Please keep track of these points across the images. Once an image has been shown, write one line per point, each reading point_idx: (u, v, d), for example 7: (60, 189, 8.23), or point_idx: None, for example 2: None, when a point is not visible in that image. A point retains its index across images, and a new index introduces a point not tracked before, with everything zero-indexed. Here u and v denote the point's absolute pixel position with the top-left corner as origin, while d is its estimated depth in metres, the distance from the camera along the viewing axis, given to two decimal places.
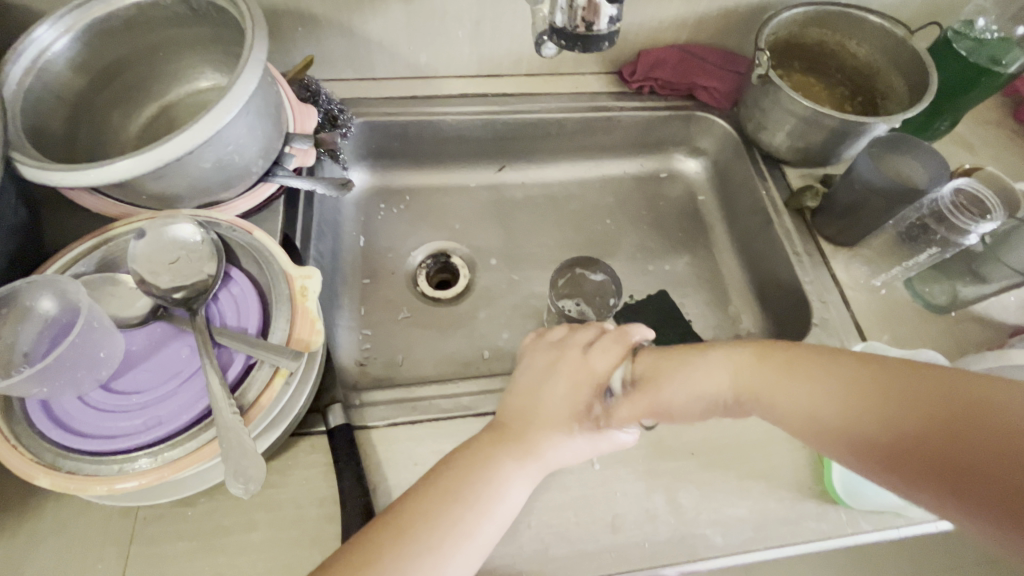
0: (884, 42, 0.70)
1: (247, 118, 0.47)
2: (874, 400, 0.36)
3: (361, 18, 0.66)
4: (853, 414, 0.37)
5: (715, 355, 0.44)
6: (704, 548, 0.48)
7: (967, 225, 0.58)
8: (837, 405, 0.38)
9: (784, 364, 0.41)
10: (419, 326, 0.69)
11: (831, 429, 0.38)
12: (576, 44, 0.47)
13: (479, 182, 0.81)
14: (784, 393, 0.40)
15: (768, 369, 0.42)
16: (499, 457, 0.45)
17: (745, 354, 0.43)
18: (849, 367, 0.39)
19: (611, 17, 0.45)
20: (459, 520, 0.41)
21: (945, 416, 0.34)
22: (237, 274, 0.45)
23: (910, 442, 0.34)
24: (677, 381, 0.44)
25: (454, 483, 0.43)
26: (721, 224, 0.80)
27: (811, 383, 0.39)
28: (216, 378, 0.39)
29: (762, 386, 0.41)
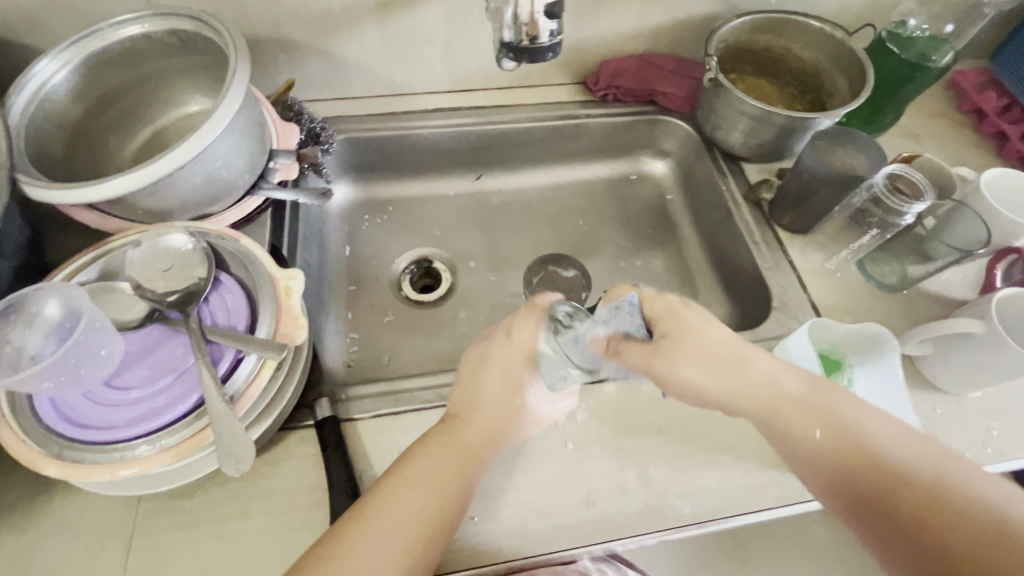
0: (825, 45, 0.75)
1: (233, 136, 0.51)
2: (910, 490, 0.40)
3: (338, 42, 0.71)
4: (879, 488, 0.41)
5: (772, 374, 0.47)
6: (673, 517, 0.51)
7: (902, 206, 0.60)
8: (867, 473, 0.42)
9: (833, 414, 0.45)
10: (403, 327, 0.73)
11: (850, 484, 0.42)
12: (522, 56, 0.52)
13: (458, 191, 0.86)
14: (826, 442, 0.44)
15: (819, 415, 0.45)
16: (437, 449, 0.48)
17: (799, 393, 0.46)
18: (899, 447, 0.43)
19: (550, 30, 0.50)
20: (419, 503, 0.44)
21: (984, 539, 0.37)
22: (226, 278, 0.49)
23: (877, 498, 0.41)
24: (708, 349, 0.47)
25: (399, 485, 0.46)
26: (688, 220, 0.84)
27: (855, 453, 0.43)
28: (208, 371, 0.42)
29: (800, 421, 0.45)
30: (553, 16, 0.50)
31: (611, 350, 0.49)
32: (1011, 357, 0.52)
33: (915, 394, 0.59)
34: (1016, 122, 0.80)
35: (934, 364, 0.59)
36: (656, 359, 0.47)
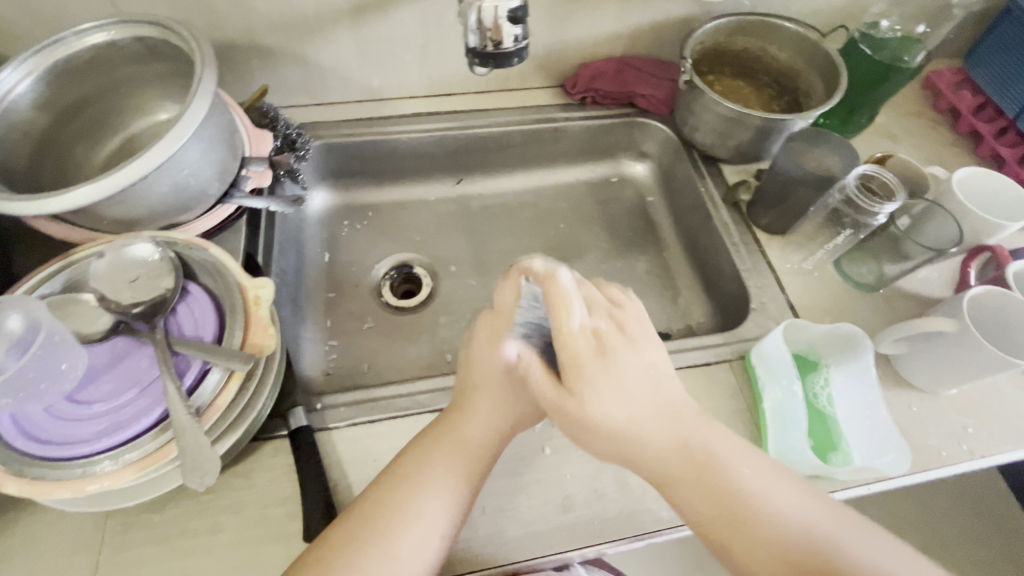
0: (801, 47, 0.75)
1: (200, 144, 0.50)
2: (788, 560, 0.38)
3: (313, 47, 0.71)
4: (752, 556, 0.39)
5: (658, 426, 0.42)
6: (651, 521, 0.51)
7: (873, 207, 0.61)
8: (741, 539, 0.39)
9: (717, 470, 0.41)
10: (383, 334, 0.73)
11: (723, 546, 0.40)
12: (489, 61, 0.52)
13: (438, 195, 0.85)
14: (705, 502, 0.40)
15: (700, 474, 0.41)
16: (454, 442, 0.48)
17: (685, 447, 0.42)
18: (784, 509, 0.40)
19: (517, 36, 0.51)
20: (413, 504, 0.44)
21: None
22: (194, 288, 0.49)
23: (755, 557, 0.38)
24: (607, 407, 0.42)
25: (426, 483, 0.45)
26: (669, 222, 0.84)
27: (732, 516, 0.40)
28: (173, 383, 0.41)
29: (683, 479, 0.41)
30: (518, 21, 0.50)
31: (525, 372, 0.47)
32: (983, 354, 0.53)
33: (892, 393, 0.60)
34: (991, 121, 0.81)
35: (910, 362, 0.59)
36: (566, 413, 0.44)
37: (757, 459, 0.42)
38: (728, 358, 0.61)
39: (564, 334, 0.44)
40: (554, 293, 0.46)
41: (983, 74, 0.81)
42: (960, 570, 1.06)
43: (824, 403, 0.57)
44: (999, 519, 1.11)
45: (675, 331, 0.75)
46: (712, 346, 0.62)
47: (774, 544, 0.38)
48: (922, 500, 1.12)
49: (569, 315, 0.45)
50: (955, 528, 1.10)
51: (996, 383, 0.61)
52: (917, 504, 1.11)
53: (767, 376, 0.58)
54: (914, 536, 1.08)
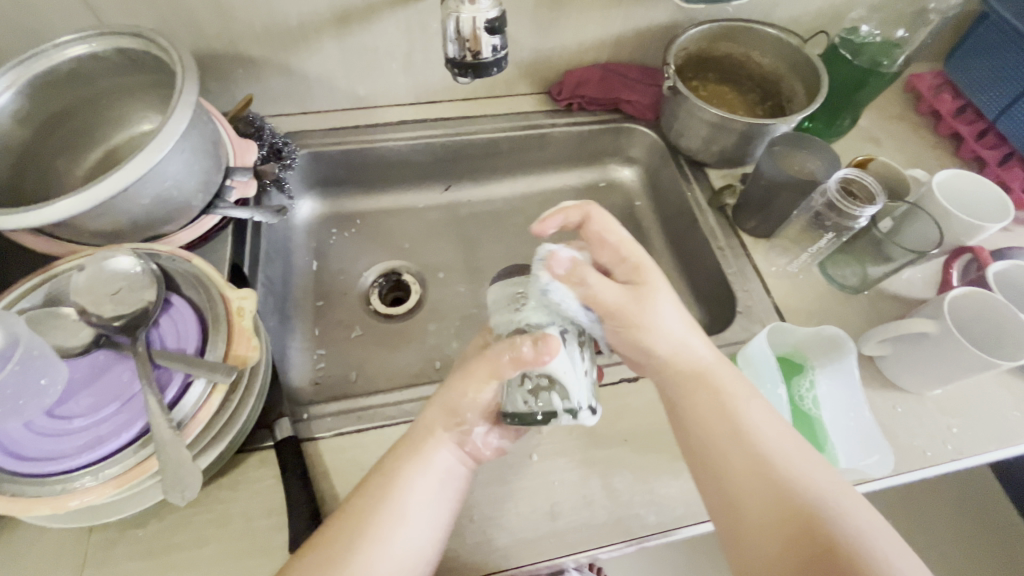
0: (783, 52, 0.76)
1: (182, 155, 0.50)
2: (758, 471, 0.44)
3: (298, 56, 0.71)
4: (732, 463, 0.45)
5: (691, 347, 0.50)
6: (639, 527, 0.51)
7: (853, 210, 0.61)
8: (725, 446, 0.45)
9: (723, 391, 0.48)
10: (371, 342, 0.72)
11: (720, 473, 0.45)
12: (469, 71, 0.52)
13: (427, 203, 0.86)
14: (707, 411, 0.47)
15: (712, 394, 0.48)
16: (421, 456, 0.47)
17: (706, 364, 0.50)
18: (770, 435, 0.45)
19: (495, 46, 0.51)
20: (378, 524, 0.43)
21: (795, 527, 0.40)
22: (177, 300, 0.48)
23: (746, 486, 0.43)
24: (657, 308, 0.50)
25: (396, 498, 0.45)
26: (656, 226, 0.85)
27: (733, 435, 0.46)
28: (154, 398, 0.41)
29: (695, 386, 0.49)
30: (496, 31, 0.51)
31: (578, 281, 0.49)
32: (964, 354, 0.53)
33: (877, 394, 0.60)
34: (972, 123, 0.82)
35: (894, 363, 0.60)
36: (629, 313, 0.49)
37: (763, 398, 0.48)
38: None
39: (620, 245, 0.53)
40: (603, 219, 0.54)
41: (965, 77, 0.81)
42: (952, 569, 1.06)
43: (810, 405, 0.58)
44: (990, 516, 1.12)
45: None
46: None
47: (767, 481, 0.43)
48: (914, 499, 1.12)
49: (619, 232, 0.53)
50: (946, 526, 1.11)
51: (980, 383, 0.61)
52: (909, 503, 1.12)
53: (753, 378, 0.58)
54: (906, 536, 1.09)
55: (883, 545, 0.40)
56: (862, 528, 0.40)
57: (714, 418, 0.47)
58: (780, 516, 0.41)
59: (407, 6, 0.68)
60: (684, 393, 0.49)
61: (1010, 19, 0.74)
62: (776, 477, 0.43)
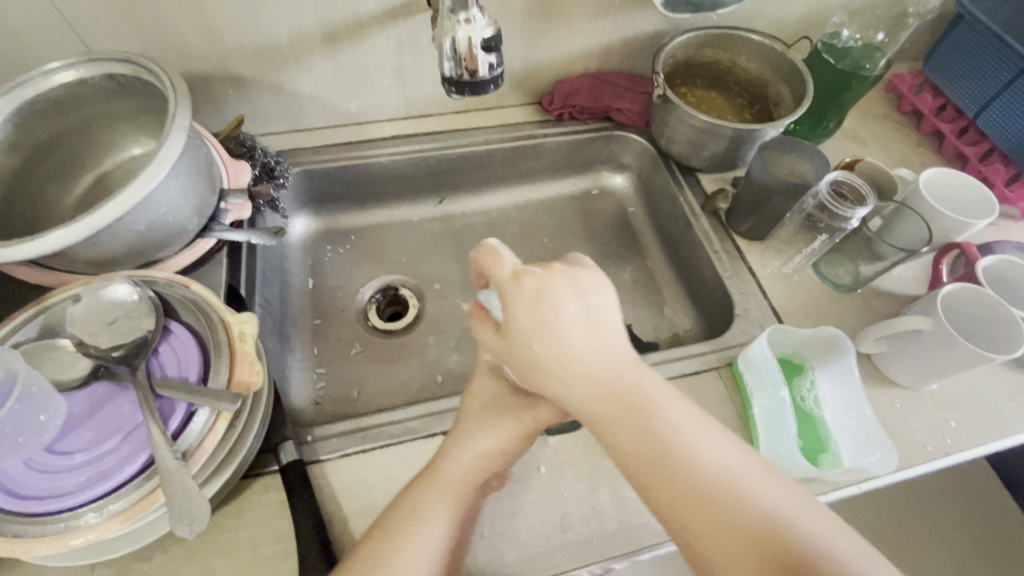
0: (767, 58, 0.78)
1: (177, 180, 0.50)
2: (702, 504, 0.38)
3: (288, 75, 0.71)
4: (670, 493, 0.39)
5: (602, 370, 0.42)
6: (649, 535, 0.51)
7: (845, 214, 0.63)
8: (669, 478, 0.40)
9: (649, 414, 0.41)
10: (372, 358, 0.72)
11: (654, 499, 0.40)
12: (465, 89, 0.53)
13: (421, 216, 0.86)
14: (626, 435, 0.41)
15: (626, 412, 0.42)
16: (444, 485, 0.46)
17: (615, 394, 0.42)
18: (697, 447, 0.40)
19: (490, 63, 0.52)
20: (402, 553, 0.42)
21: (750, 547, 0.37)
22: (176, 326, 0.48)
23: (684, 512, 0.39)
24: (547, 361, 0.42)
25: (414, 534, 0.43)
26: (651, 232, 0.85)
27: (658, 456, 0.40)
28: (157, 428, 0.40)
29: (617, 415, 0.42)
30: (491, 49, 0.51)
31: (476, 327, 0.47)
32: (958, 350, 0.54)
33: (875, 390, 0.61)
34: (952, 121, 0.84)
35: (891, 360, 0.61)
36: (515, 364, 0.44)
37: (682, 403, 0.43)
38: (716, 366, 0.62)
39: (506, 279, 0.43)
40: (485, 253, 0.44)
41: (942, 78, 0.84)
42: (950, 559, 1.08)
43: (811, 405, 0.59)
44: (986, 505, 1.14)
45: (663, 339, 0.75)
46: (700, 354, 0.63)
47: (702, 502, 0.38)
48: (910, 490, 1.14)
49: (503, 263, 0.43)
50: (945, 516, 1.13)
51: (974, 375, 0.63)
52: (906, 495, 1.14)
53: (755, 380, 0.58)
54: (903, 528, 1.10)
55: (842, 546, 0.37)
56: (813, 531, 0.37)
57: (636, 441, 0.41)
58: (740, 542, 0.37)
59: (397, 23, 0.68)
60: (600, 418, 0.42)
61: (982, 19, 0.77)
62: (709, 491, 0.39)
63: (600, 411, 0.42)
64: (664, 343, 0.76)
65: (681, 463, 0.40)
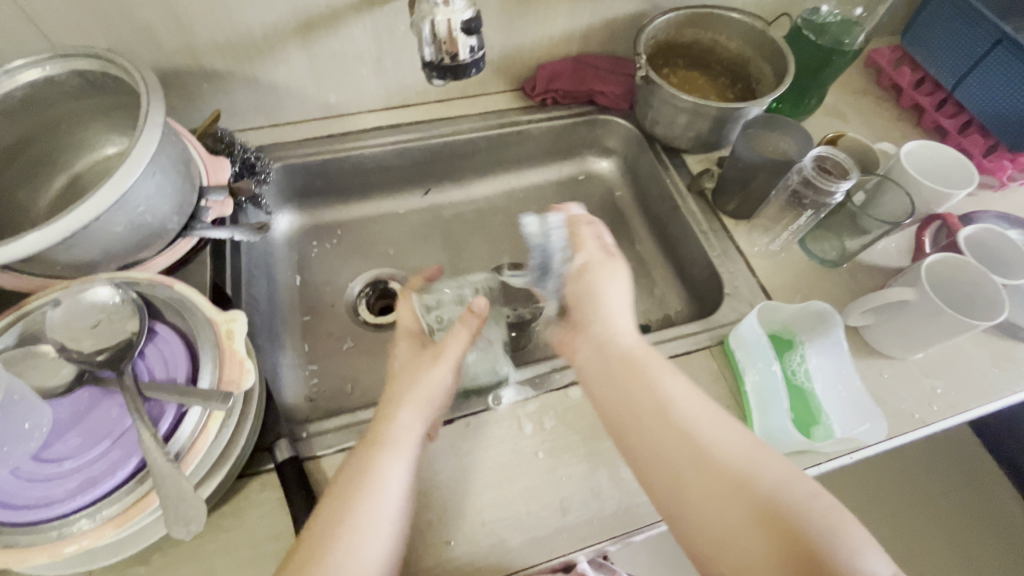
0: (748, 36, 0.77)
1: (154, 178, 0.48)
2: (686, 450, 0.45)
3: (263, 67, 0.69)
4: (660, 442, 0.46)
5: (612, 339, 0.52)
6: (649, 514, 0.52)
7: (830, 187, 0.63)
8: (658, 424, 0.46)
9: (644, 379, 0.49)
10: (363, 353, 0.71)
11: (646, 450, 0.46)
12: (448, 73, 0.52)
13: (407, 207, 0.85)
14: (629, 393, 0.49)
15: (631, 374, 0.50)
16: (385, 449, 0.47)
17: (622, 357, 0.51)
18: (686, 405, 0.47)
19: (471, 46, 0.51)
20: (351, 521, 0.43)
21: (725, 484, 0.42)
22: (162, 327, 0.47)
23: (670, 458, 0.45)
24: (603, 286, 0.55)
25: (363, 500, 0.44)
26: (639, 214, 0.86)
27: (653, 410, 0.47)
28: (148, 431, 0.40)
29: (623, 377, 0.50)
30: (473, 31, 0.50)
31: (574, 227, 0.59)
32: (943, 319, 0.56)
33: (863, 362, 0.62)
34: (931, 94, 0.85)
35: (878, 332, 0.62)
36: (592, 273, 0.55)
37: (674, 371, 0.50)
38: (708, 345, 0.62)
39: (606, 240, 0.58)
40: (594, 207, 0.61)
41: (920, 51, 0.85)
42: (939, 521, 1.12)
43: (802, 379, 0.59)
44: (970, 468, 1.18)
45: (654, 321, 0.76)
46: (692, 334, 0.63)
47: (686, 451, 0.45)
48: (897, 454, 1.18)
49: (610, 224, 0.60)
50: (932, 481, 1.16)
51: (957, 344, 0.64)
52: (895, 463, 1.17)
53: (746, 357, 0.59)
54: (892, 493, 1.14)
55: (806, 491, 0.42)
56: (781, 476, 0.42)
57: (638, 400, 0.48)
58: (710, 485, 0.43)
59: (373, 10, 0.67)
60: (609, 382, 0.50)
61: None
62: (694, 441, 0.45)
63: (610, 377, 0.51)
64: (656, 324, 0.76)
65: (672, 420, 0.46)
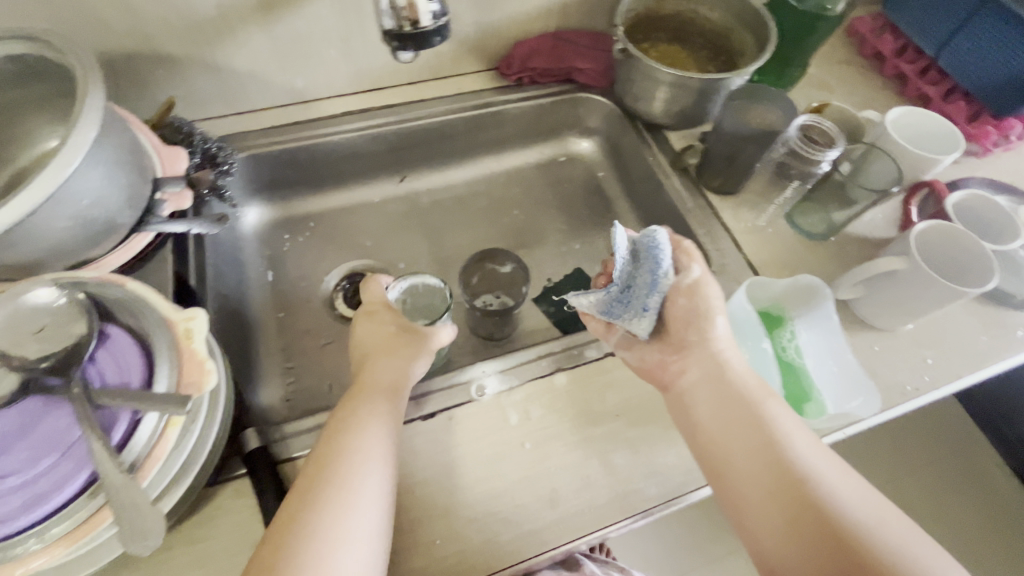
0: (727, 5, 0.75)
1: (99, 169, 0.45)
2: (794, 498, 0.42)
3: (222, 51, 0.65)
4: (764, 483, 0.43)
5: (725, 372, 0.50)
6: (642, 501, 0.50)
7: (815, 157, 0.62)
8: (764, 465, 0.44)
9: (756, 418, 0.47)
10: (342, 349, 0.69)
11: (748, 487, 0.44)
12: (409, 43, 0.48)
13: (384, 196, 0.82)
14: (735, 429, 0.47)
15: (740, 409, 0.48)
16: (377, 393, 0.50)
17: (731, 391, 0.49)
18: (800, 450, 0.44)
19: (433, 13, 0.48)
20: (346, 450, 0.45)
21: (833, 544, 0.39)
22: (114, 330, 0.43)
23: (774, 502, 0.42)
24: (711, 313, 0.52)
25: (354, 435, 0.46)
26: (623, 196, 0.83)
27: (761, 451, 0.45)
28: (99, 442, 0.36)
29: (729, 411, 0.48)
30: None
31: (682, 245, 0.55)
32: (935, 289, 0.54)
33: (854, 336, 0.61)
34: (913, 63, 0.83)
35: (869, 305, 0.60)
36: (703, 297, 0.53)
37: (787, 408, 0.48)
38: None
39: None
40: None
41: (903, 19, 0.83)
42: (931, 492, 1.13)
43: (793, 355, 0.58)
44: (959, 438, 1.19)
45: None
46: None
47: (792, 498, 0.42)
48: (886, 427, 1.18)
49: None
50: (922, 451, 1.17)
51: (948, 313, 0.63)
52: (885, 436, 1.18)
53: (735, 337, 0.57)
54: (883, 466, 1.15)
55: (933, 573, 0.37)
56: (901, 548, 0.38)
57: (743, 439, 0.46)
58: (817, 533, 0.40)
59: None
60: (713, 414, 0.49)
61: None
62: (803, 490, 0.42)
63: (716, 410, 0.49)
64: None
65: (780, 464, 0.44)
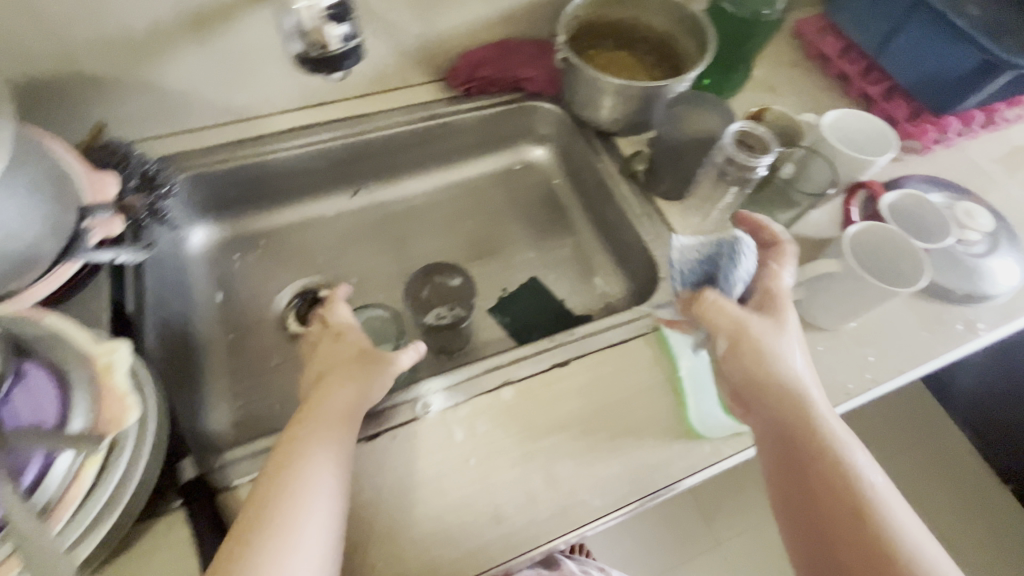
0: (668, 11, 0.75)
1: (10, 199, 0.44)
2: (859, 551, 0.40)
3: (155, 71, 0.64)
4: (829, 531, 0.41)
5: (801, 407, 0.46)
6: (585, 513, 0.50)
7: (750, 163, 0.62)
8: (831, 513, 0.42)
9: (832, 460, 0.43)
10: (293, 369, 0.68)
11: (813, 532, 0.42)
12: (318, 66, 0.50)
13: (337, 211, 0.81)
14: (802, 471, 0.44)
15: (814, 450, 0.44)
16: (333, 419, 0.48)
17: (804, 430, 0.45)
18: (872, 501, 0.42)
19: (344, 35, 0.49)
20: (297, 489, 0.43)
21: None
22: (31, 364, 0.40)
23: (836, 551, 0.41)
24: (775, 349, 0.48)
25: (301, 467, 0.44)
26: (576, 202, 0.84)
27: (829, 495, 0.42)
28: (10, 488, 0.35)
29: (798, 448, 0.45)
30: (343, 20, 0.49)
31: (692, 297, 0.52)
32: (867, 288, 0.55)
33: None
34: (855, 63, 0.85)
35: (812, 306, 0.61)
36: (753, 341, 0.48)
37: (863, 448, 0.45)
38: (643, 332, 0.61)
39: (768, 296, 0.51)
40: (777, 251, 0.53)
41: (844, 19, 0.84)
42: (900, 479, 1.15)
43: None
44: (926, 424, 1.22)
45: (595, 311, 0.75)
46: (627, 323, 0.61)
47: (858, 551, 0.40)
48: (854, 416, 1.21)
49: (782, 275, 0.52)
50: (890, 439, 1.19)
51: (888, 310, 0.64)
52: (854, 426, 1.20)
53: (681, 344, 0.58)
54: None
55: None
56: None
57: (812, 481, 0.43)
58: None
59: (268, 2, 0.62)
60: (780, 451, 0.46)
61: None
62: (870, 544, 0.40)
63: (784, 447, 0.45)
64: (597, 314, 0.75)
65: (849, 514, 0.41)
